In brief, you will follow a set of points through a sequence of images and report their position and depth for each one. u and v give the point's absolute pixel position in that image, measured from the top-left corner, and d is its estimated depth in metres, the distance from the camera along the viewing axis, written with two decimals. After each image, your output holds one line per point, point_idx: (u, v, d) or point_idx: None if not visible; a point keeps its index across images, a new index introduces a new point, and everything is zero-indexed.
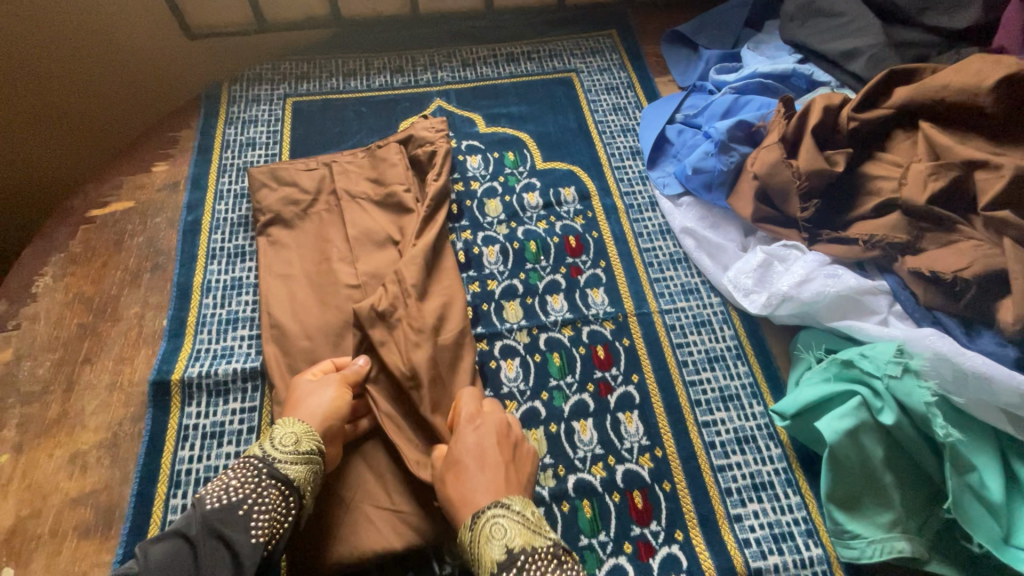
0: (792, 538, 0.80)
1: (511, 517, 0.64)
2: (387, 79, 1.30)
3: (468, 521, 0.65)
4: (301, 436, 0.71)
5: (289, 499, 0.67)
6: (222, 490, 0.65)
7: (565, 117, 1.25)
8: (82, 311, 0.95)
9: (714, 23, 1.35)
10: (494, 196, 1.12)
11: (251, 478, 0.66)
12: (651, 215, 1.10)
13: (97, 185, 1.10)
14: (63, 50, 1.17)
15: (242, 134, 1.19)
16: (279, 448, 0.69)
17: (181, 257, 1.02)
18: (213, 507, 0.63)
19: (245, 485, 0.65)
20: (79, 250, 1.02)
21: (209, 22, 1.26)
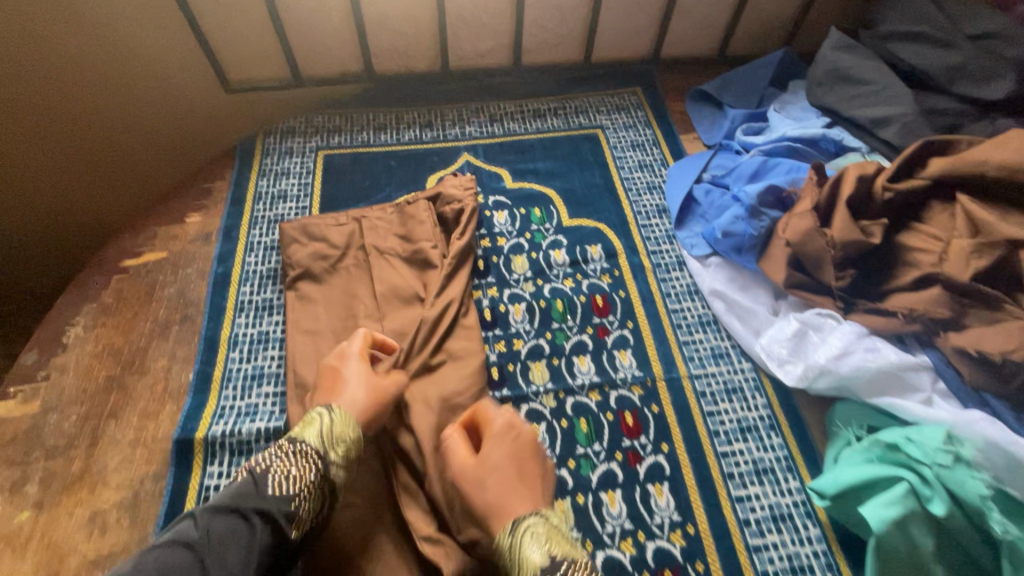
0: None
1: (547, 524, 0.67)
2: (416, 133, 1.33)
3: (507, 528, 0.68)
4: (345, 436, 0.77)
5: (324, 493, 0.72)
6: (280, 473, 0.69)
7: (591, 174, 1.26)
8: (110, 363, 0.96)
9: (739, 82, 1.36)
10: (520, 252, 1.12)
11: (305, 466, 0.71)
12: (679, 275, 1.09)
13: (133, 235, 1.12)
14: (109, 106, 1.22)
15: (275, 186, 1.21)
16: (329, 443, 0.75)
17: (210, 309, 1.02)
18: (272, 490, 0.67)
19: (300, 473, 0.70)
20: (111, 300, 1.03)
21: (247, 77, 1.30)
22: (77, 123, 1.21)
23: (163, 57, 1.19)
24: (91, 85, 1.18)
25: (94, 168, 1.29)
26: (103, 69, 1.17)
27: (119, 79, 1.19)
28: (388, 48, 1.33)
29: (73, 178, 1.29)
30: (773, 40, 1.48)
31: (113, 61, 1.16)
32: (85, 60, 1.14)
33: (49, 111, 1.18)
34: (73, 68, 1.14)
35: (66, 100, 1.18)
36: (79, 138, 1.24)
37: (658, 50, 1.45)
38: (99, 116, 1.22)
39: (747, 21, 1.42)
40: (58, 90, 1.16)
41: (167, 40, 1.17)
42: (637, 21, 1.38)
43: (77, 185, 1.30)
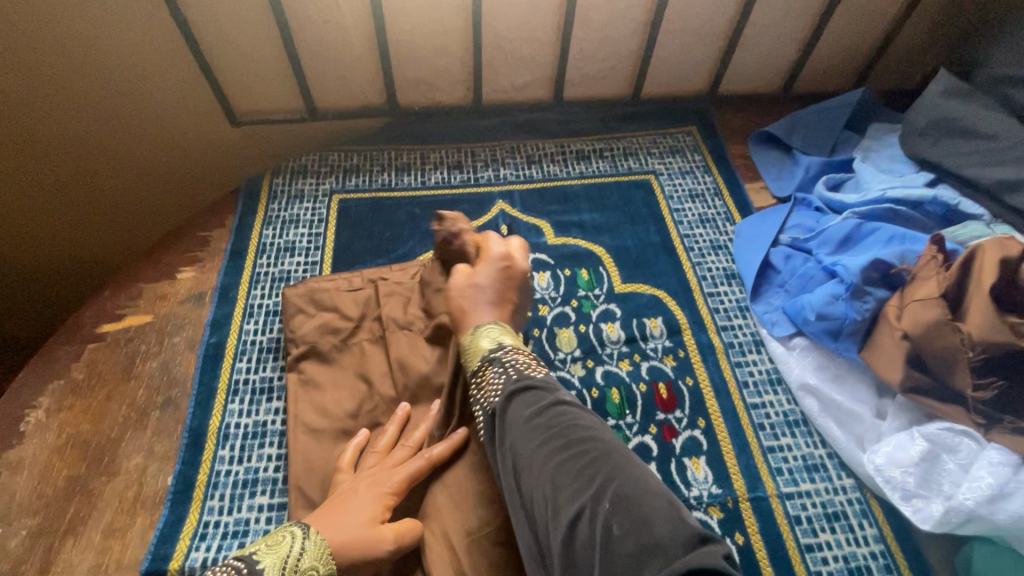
0: None
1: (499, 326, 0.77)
2: (444, 175, 1.17)
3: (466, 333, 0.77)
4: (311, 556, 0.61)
5: None
6: None
7: (645, 229, 1.09)
8: (73, 460, 0.79)
9: (811, 122, 1.19)
10: (565, 325, 0.95)
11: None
12: (757, 359, 0.92)
13: (115, 294, 0.96)
14: (91, 141, 1.06)
15: (281, 236, 1.05)
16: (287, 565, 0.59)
17: (198, 391, 0.86)
18: None
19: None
20: (82, 376, 0.87)
21: (255, 108, 1.15)
22: (51, 159, 1.05)
23: (161, 86, 1.04)
24: (70, 118, 1.01)
25: (70, 209, 1.13)
26: (86, 99, 1.01)
27: (103, 112, 1.03)
28: (415, 79, 1.17)
29: (44, 220, 1.12)
30: (845, 77, 1.31)
31: (99, 91, 1.00)
32: (64, 89, 0.98)
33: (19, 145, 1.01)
34: (49, 99, 0.98)
35: (40, 134, 1.01)
36: (53, 176, 1.07)
37: (716, 85, 1.28)
38: (76, 151, 1.06)
39: (819, 56, 1.26)
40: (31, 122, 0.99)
41: (163, 69, 1.02)
42: (695, 53, 1.22)
43: (49, 226, 1.14)
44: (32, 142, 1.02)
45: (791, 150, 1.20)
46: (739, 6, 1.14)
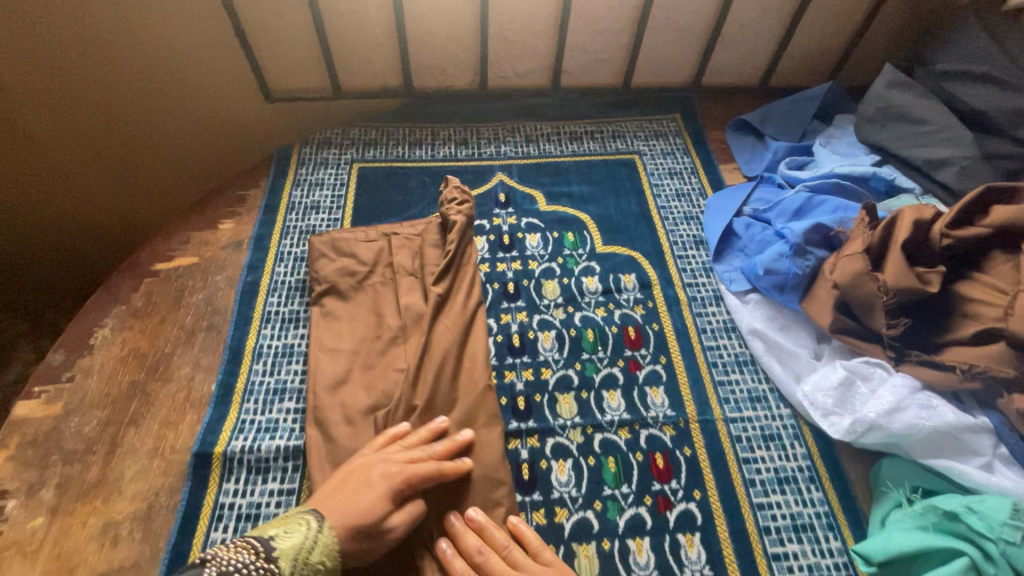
0: (812, 529, 0.83)
1: None
2: (451, 150, 1.32)
3: None
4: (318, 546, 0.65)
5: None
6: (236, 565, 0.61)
7: (627, 201, 1.23)
8: (134, 368, 0.95)
9: (781, 112, 1.33)
10: (551, 277, 1.10)
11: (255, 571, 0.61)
12: (716, 310, 1.06)
13: (166, 239, 1.12)
14: (140, 109, 1.22)
15: (308, 197, 1.21)
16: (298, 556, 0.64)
17: (237, 318, 1.02)
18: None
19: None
20: (139, 304, 1.03)
21: (288, 87, 1.31)
22: (105, 123, 1.22)
23: (208, 65, 1.21)
24: (123, 87, 1.18)
25: (118, 166, 1.29)
26: (138, 71, 1.17)
27: (153, 83, 1.19)
28: (428, 65, 1.33)
29: (99, 177, 1.30)
30: (818, 73, 1.45)
31: (149, 65, 1.16)
32: (120, 61, 1.14)
33: (79, 109, 1.18)
34: (107, 69, 1.14)
35: (96, 100, 1.18)
36: (108, 139, 1.24)
37: (699, 77, 1.42)
38: (128, 117, 1.23)
39: (793, 53, 1.39)
40: (91, 90, 1.16)
41: (209, 47, 1.18)
42: (680, 47, 1.36)
43: (102, 182, 1.31)
44: (90, 107, 1.18)
45: (763, 136, 1.34)
46: (718, 6, 1.28)
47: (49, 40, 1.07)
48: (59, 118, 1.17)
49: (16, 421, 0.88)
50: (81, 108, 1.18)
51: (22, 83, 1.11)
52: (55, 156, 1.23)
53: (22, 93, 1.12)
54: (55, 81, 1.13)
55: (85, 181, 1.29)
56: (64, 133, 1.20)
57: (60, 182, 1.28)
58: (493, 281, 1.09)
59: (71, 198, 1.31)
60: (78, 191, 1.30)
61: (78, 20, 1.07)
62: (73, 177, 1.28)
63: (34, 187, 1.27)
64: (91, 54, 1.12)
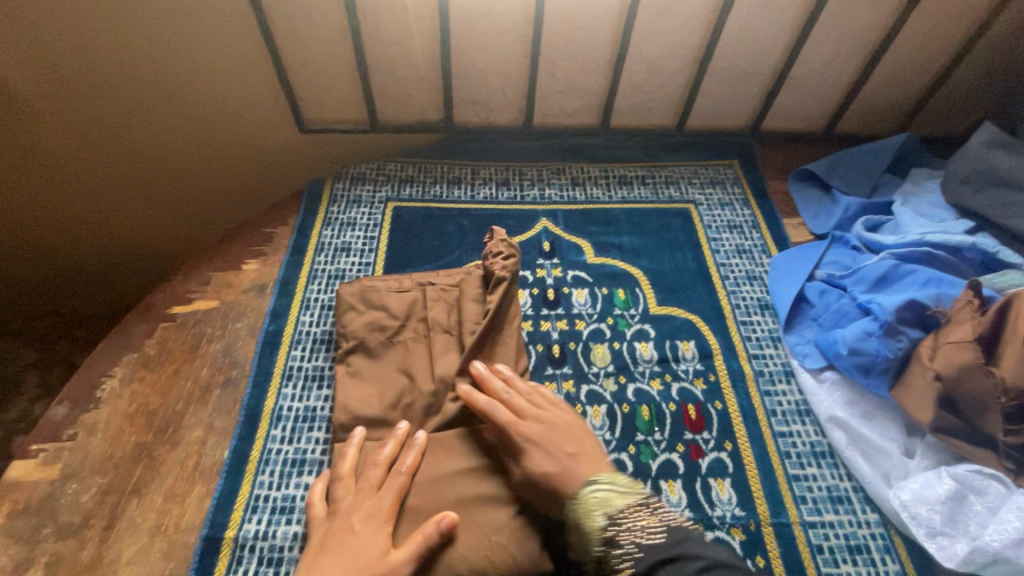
0: None
1: (614, 489, 0.67)
2: (492, 191, 1.23)
3: (572, 502, 0.67)
4: None
5: None
6: None
7: (682, 256, 1.13)
8: (142, 427, 0.87)
9: (851, 164, 1.22)
10: (601, 340, 0.99)
11: None
12: (786, 389, 0.94)
13: (186, 279, 1.05)
14: (167, 133, 1.16)
15: (338, 238, 1.13)
16: None
17: (256, 374, 0.93)
18: None
19: None
20: (153, 352, 0.95)
21: (324, 118, 1.24)
22: (131, 147, 1.16)
23: (244, 93, 1.14)
24: (152, 111, 1.11)
25: (144, 190, 1.23)
26: (167, 97, 1.10)
27: (182, 107, 1.13)
28: (472, 100, 1.25)
29: (121, 201, 1.23)
30: (888, 121, 1.34)
31: (181, 89, 1.10)
32: (151, 87, 1.08)
33: (109, 133, 1.13)
34: (137, 93, 1.08)
35: (122, 123, 1.12)
36: (132, 164, 1.18)
37: (760, 121, 1.33)
38: (155, 140, 1.16)
39: (864, 99, 1.29)
40: (119, 112, 1.10)
41: (249, 75, 1.12)
42: (741, 90, 1.27)
43: (125, 208, 1.25)
44: (118, 130, 1.12)
45: (830, 189, 1.23)
46: (787, 48, 1.19)
47: (76, 61, 1.02)
48: (83, 137, 1.12)
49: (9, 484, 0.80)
50: (106, 132, 1.12)
51: (48, 101, 1.06)
52: (77, 178, 1.17)
53: (48, 111, 1.07)
54: (83, 101, 1.07)
55: (107, 208, 1.23)
56: (89, 153, 1.14)
57: (81, 207, 1.21)
58: (536, 342, 0.99)
59: (88, 223, 1.25)
60: (98, 214, 1.24)
61: (112, 44, 1.01)
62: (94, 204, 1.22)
63: (54, 212, 1.21)
64: (119, 74, 1.05)
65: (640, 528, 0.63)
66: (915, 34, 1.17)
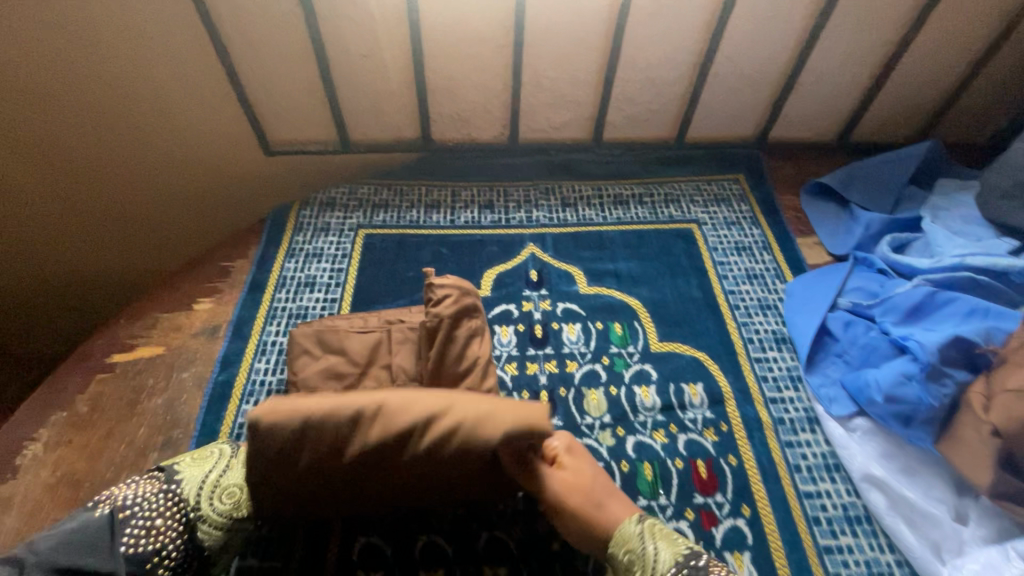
0: None
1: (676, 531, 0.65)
2: (474, 215, 1.12)
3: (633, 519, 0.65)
4: (238, 494, 0.66)
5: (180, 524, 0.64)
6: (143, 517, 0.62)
7: (686, 283, 1.01)
8: (64, 501, 0.75)
9: (871, 176, 1.10)
10: (595, 384, 0.87)
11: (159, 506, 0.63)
12: (812, 440, 0.81)
13: (130, 322, 0.94)
14: (110, 160, 1.05)
15: (303, 271, 1.02)
16: (211, 500, 0.65)
17: (200, 433, 0.81)
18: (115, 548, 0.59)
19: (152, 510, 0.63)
20: (85, 409, 0.83)
21: (290, 139, 1.14)
22: (80, 177, 1.05)
23: (198, 114, 1.04)
24: (91, 136, 1.01)
25: (98, 224, 1.13)
26: (104, 121, 0.99)
27: (123, 130, 1.02)
28: (451, 116, 1.14)
29: (72, 236, 1.13)
30: (908, 127, 1.23)
31: (121, 111, 0.99)
32: (86, 109, 0.97)
33: (56, 163, 1.02)
34: (80, 119, 0.98)
35: (55, 149, 1.00)
36: (75, 195, 1.07)
37: (767, 131, 1.21)
38: (108, 170, 1.06)
39: (882, 105, 1.17)
40: (51, 138, 0.99)
41: (204, 96, 1.02)
42: (746, 98, 1.16)
43: (79, 244, 1.14)
44: (65, 161, 1.02)
45: (848, 204, 1.12)
46: (796, 51, 1.08)
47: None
48: (24, 168, 1.01)
49: None
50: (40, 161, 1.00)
51: None
52: (20, 212, 1.06)
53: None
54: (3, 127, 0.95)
55: (52, 243, 1.12)
56: (34, 187, 1.04)
57: (28, 244, 1.11)
58: (521, 387, 0.87)
59: (30, 259, 1.14)
60: (48, 251, 1.13)
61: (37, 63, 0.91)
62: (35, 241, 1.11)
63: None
64: (47, 97, 0.94)
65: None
66: (939, 33, 1.06)
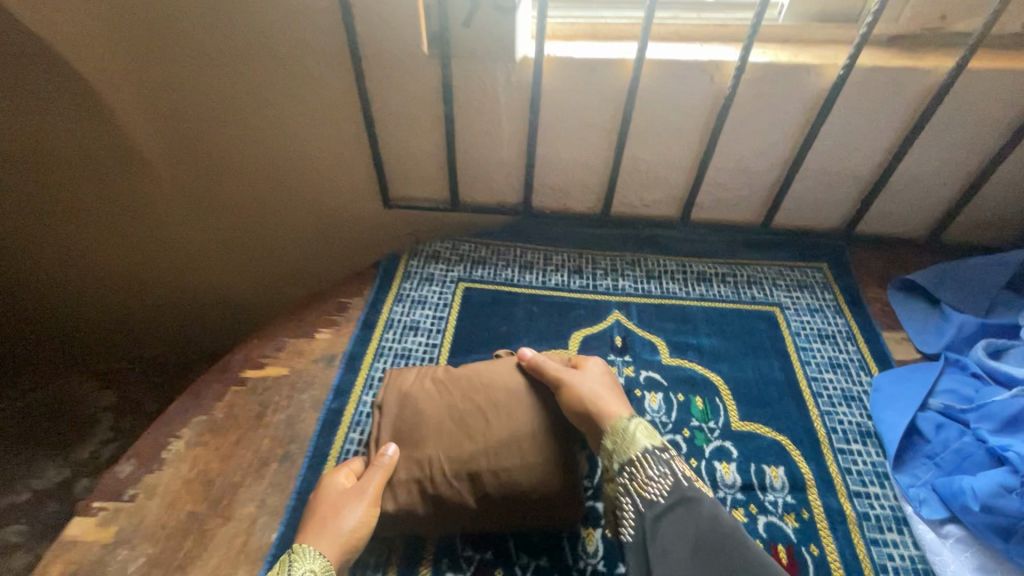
0: None
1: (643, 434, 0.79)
2: (564, 278, 1.21)
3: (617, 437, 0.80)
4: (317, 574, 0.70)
5: None
6: None
7: (768, 364, 1.04)
8: (198, 496, 0.85)
9: (965, 278, 1.10)
10: (676, 455, 0.91)
11: None
12: (900, 542, 0.80)
13: (261, 343, 1.07)
14: (256, 199, 1.25)
15: (409, 315, 1.13)
16: None
17: (313, 452, 0.91)
18: None
19: None
20: (220, 416, 0.95)
21: (408, 196, 1.29)
22: (234, 211, 1.27)
23: (338, 171, 1.22)
24: (246, 179, 1.21)
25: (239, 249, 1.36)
26: (263, 168, 1.20)
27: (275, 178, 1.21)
28: (551, 187, 1.26)
29: (213, 253, 1.36)
30: (1004, 232, 1.23)
31: (273, 163, 1.19)
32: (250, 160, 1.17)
33: (219, 197, 1.25)
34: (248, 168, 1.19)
35: (220, 186, 1.23)
36: (228, 223, 1.30)
37: (853, 225, 1.25)
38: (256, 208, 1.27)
39: (975, 210, 1.19)
40: (215, 179, 1.21)
41: (347, 157, 1.19)
42: (835, 193, 1.21)
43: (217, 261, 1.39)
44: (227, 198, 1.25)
45: (939, 304, 1.12)
46: (889, 155, 1.12)
47: (179, 142, 1.15)
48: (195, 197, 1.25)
49: (67, 542, 0.80)
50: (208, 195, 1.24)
51: (179, 169, 1.19)
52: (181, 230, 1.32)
53: (155, 185, 1.23)
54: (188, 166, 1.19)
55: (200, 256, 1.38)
56: (198, 213, 1.28)
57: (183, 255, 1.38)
58: None
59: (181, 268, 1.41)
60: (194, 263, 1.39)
61: (215, 124, 1.12)
62: (186, 265, 1.41)
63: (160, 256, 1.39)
64: (222, 148, 1.15)
65: (648, 475, 0.73)
66: None
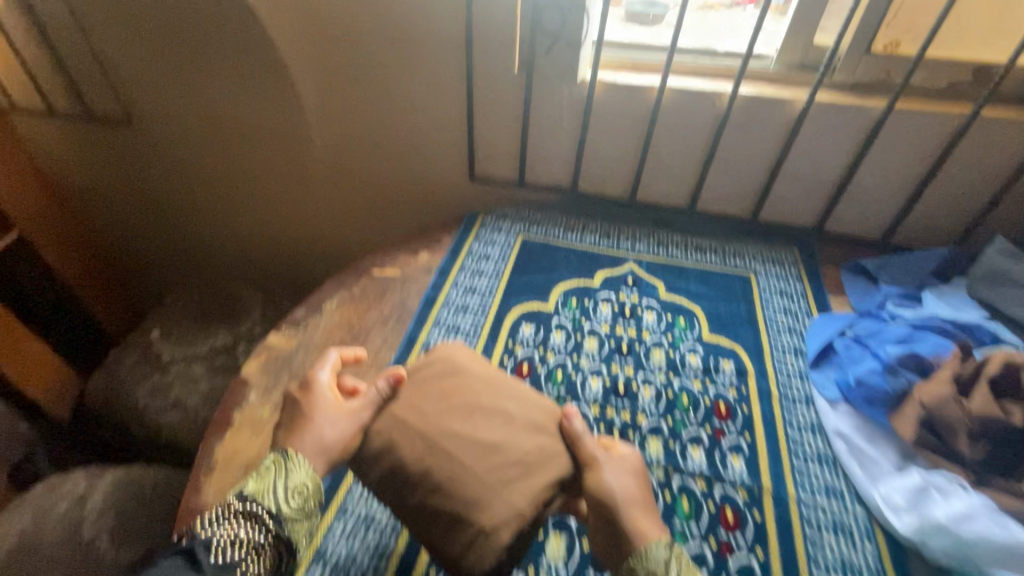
0: None
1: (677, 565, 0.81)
2: (596, 239, 1.66)
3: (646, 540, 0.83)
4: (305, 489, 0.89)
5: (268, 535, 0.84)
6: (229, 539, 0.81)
7: (737, 304, 1.45)
8: (345, 332, 1.33)
9: (899, 264, 1.47)
10: (660, 347, 1.32)
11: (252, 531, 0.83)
12: (805, 409, 1.19)
13: (382, 255, 1.57)
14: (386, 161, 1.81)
15: (483, 249, 1.61)
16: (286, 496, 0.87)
17: (417, 318, 1.38)
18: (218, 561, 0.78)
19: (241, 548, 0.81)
20: (357, 292, 1.44)
21: (488, 173, 1.78)
22: (368, 167, 1.84)
23: (443, 148, 1.73)
24: (382, 146, 1.77)
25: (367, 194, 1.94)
26: (394, 140, 1.74)
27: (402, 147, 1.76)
28: (592, 175, 1.73)
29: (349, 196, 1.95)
30: (943, 237, 1.59)
31: (401, 137, 1.73)
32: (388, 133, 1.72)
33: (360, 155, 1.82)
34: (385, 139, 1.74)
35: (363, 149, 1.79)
36: (363, 175, 1.87)
37: (822, 222, 1.64)
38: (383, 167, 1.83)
39: (917, 217, 1.57)
40: (361, 143, 1.78)
41: (451, 139, 1.70)
42: (806, 196, 1.61)
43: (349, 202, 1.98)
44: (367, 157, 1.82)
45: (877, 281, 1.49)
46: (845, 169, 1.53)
47: (343, 118, 1.72)
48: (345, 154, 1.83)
49: (268, 344, 1.29)
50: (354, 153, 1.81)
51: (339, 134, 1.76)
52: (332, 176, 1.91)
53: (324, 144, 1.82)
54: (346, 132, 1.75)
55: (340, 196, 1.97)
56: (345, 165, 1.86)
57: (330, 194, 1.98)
58: (611, 338, 1.34)
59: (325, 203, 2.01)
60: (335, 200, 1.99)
61: (368, 109, 1.68)
62: (316, 205, 2.02)
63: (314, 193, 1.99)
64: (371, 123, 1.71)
65: None
66: (960, 173, 1.45)
